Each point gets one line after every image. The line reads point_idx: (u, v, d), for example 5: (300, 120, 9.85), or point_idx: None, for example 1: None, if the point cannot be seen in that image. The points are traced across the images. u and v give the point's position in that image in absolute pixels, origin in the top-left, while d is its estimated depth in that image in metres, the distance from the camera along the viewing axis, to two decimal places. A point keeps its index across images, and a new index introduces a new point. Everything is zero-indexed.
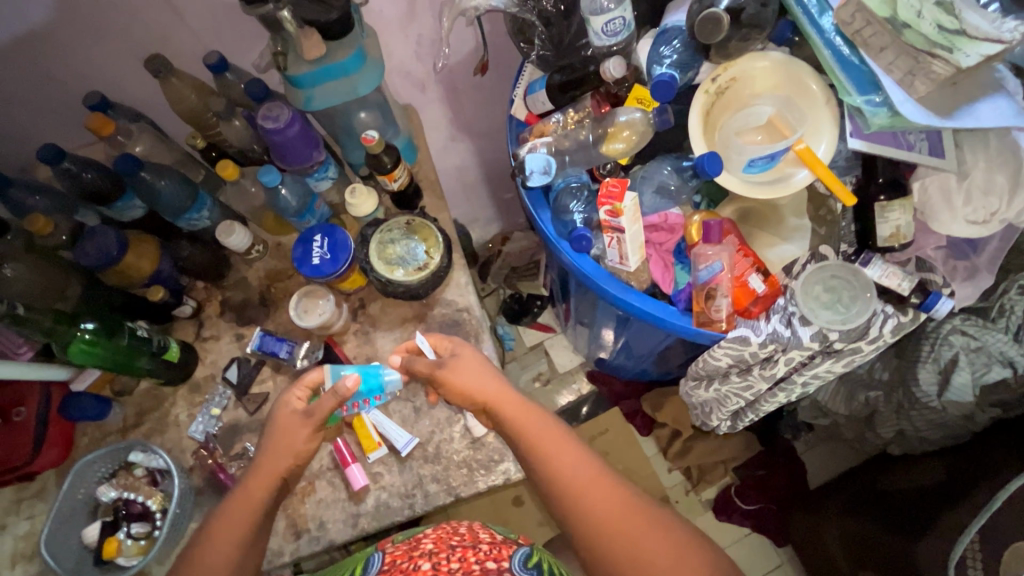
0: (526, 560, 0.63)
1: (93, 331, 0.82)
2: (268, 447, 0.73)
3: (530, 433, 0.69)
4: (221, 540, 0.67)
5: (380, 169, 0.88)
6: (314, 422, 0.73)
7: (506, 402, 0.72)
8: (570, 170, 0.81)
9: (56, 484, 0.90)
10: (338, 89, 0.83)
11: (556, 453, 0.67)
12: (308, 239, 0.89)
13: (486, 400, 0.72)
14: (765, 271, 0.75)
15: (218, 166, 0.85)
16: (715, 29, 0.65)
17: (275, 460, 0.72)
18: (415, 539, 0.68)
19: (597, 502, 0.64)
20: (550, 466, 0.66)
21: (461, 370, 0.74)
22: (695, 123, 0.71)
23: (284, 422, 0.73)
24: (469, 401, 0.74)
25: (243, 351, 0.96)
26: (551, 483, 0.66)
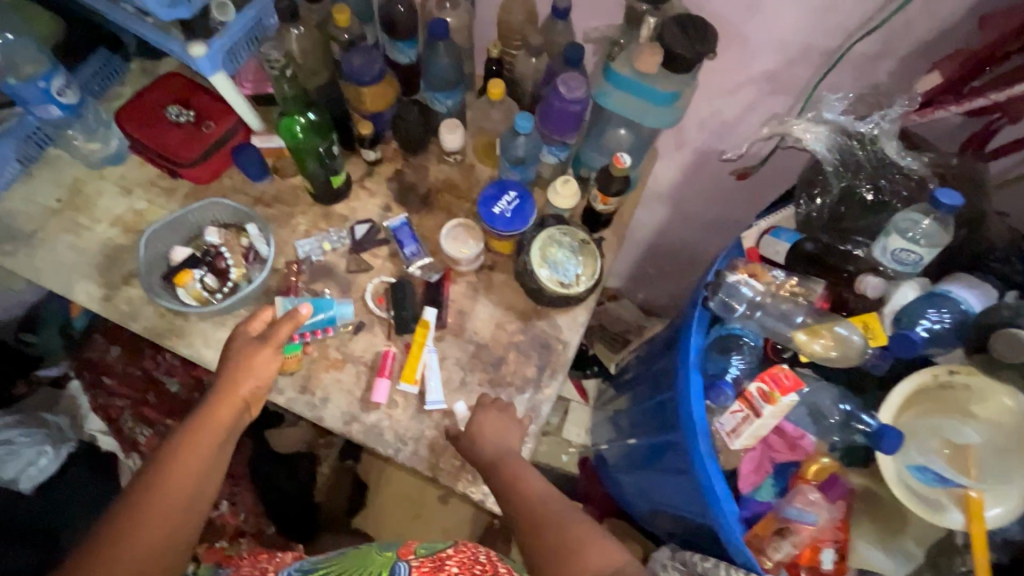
0: None
1: (309, 122, 0.88)
2: (225, 377, 0.74)
3: (521, 483, 0.72)
4: (193, 466, 0.67)
5: (602, 186, 0.89)
6: (273, 343, 0.76)
7: (509, 466, 0.75)
8: (751, 324, 0.77)
9: (183, 195, 0.98)
10: (632, 105, 0.84)
11: (540, 505, 0.70)
12: (504, 188, 0.91)
13: (501, 453, 0.76)
14: (841, 555, 0.70)
15: (490, 82, 0.89)
16: (1016, 351, 0.63)
17: (229, 390, 0.73)
18: (439, 558, 0.74)
19: (561, 521, 0.66)
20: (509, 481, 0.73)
21: (484, 423, 0.80)
22: (900, 390, 0.67)
23: (241, 352, 0.75)
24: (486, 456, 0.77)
25: (380, 219, 1.00)
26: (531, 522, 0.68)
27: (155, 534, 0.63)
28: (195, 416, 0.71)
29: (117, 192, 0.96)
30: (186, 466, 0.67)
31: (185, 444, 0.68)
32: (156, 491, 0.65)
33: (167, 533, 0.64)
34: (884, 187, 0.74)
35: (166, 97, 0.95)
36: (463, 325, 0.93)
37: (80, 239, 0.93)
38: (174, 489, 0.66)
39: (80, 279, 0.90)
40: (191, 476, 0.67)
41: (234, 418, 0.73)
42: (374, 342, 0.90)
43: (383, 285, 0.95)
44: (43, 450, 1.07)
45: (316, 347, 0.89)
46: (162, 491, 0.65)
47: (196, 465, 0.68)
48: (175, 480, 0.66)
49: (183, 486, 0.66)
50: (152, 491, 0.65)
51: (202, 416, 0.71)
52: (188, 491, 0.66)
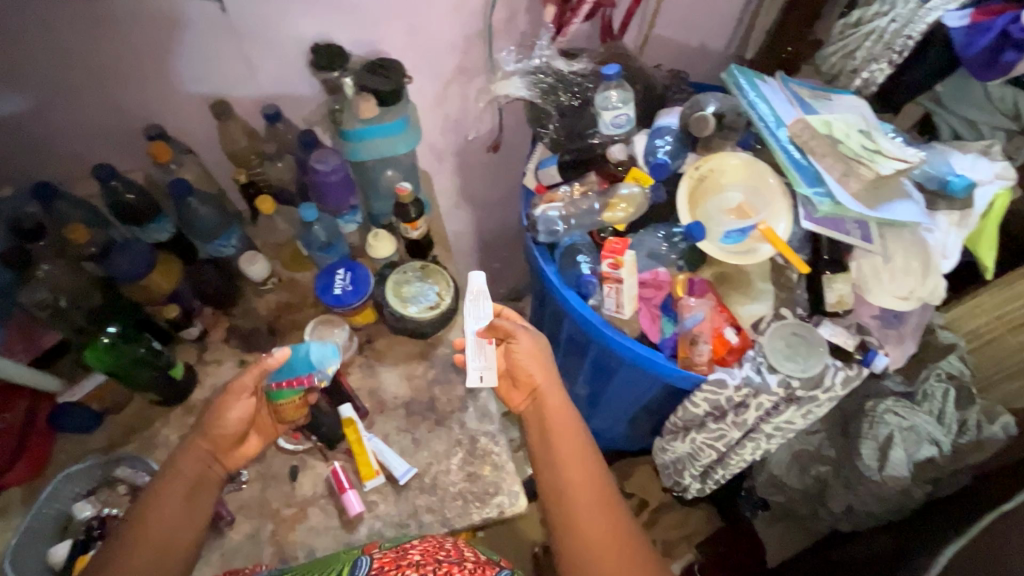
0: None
1: (112, 337, 0.83)
2: (201, 425, 0.76)
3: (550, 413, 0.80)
4: (163, 527, 0.69)
5: (404, 217, 1.00)
6: (247, 389, 0.77)
7: (548, 391, 0.82)
8: (575, 231, 0.94)
9: (21, 502, 0.84)
10: (381, 146, 0.95)
11: (560, 430, 0.78)
12: (331, 271, 0.97)
13: (536, 383, 0.83)
14: (738, 325, 0.88)
15: (257, 201, 0.93)
16: (704, 126, 0.89)
17: (203, 433, 0.76)
18: (403, 547, 0.68)
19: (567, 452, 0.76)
20: (549, 435, 0.78)
21: (519, 349, 0.84)
22: (682, 200, 0.89)
23: (220, 404, 0.76)
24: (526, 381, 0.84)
25: (244, 375, 0.98)
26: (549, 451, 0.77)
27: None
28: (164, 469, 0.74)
29: None
30: (154, 522, 0.69)
31: (157, 495, 0.71)
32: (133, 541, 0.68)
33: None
34: (579, 90, 0.96)
35: None
36: (382, 400, 0.96)
37: None
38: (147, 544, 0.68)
39: None
40: (161, 530, 0.69)
41: (201, 469, 0.75)
42: (318, 473, 0.88)
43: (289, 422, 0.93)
44: None
45: (267, 518, 0.84)
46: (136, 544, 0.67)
47: (166, 518, 0.70)
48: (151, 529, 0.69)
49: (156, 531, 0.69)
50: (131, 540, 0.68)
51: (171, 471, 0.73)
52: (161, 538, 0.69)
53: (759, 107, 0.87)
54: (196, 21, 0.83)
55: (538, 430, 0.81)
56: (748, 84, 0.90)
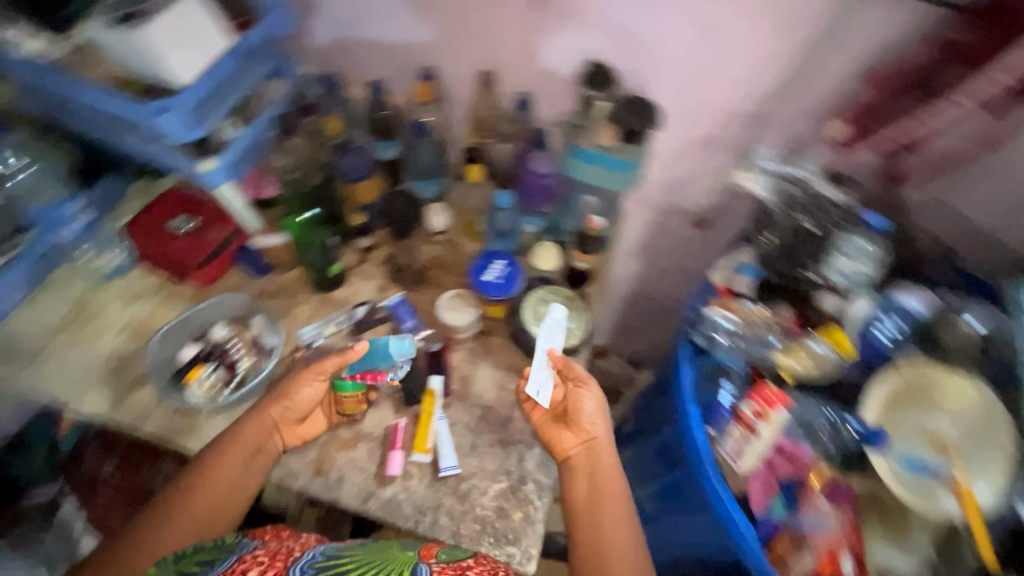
0: None
1: (311, 217, 0.99)
2: (273, 396, 0.86)
3: (601, 470, 0.84)
4: (216, 488, 0.80)
5: (581, 246, 1.01)
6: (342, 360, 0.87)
7: (603, 453, 0.86)
8: (735, 352, 0.84)
9: (187, 298, 1.02)
10: (596, 174, 0.96)
11: (612, 496, 0.82)
12: (491, 258, 0.99)
13: (596, 439, 0.86)
14: (862, 565, 0.72)
15: (469, 167, 1.02)
16: (953, 332, 0.75)
17: (276, 401, 0.86)
18: (461, 563, 0.70)
19: (611, 515, 0.80)
20: (591, 503, 0.82)
21: (587, 399, 0.88)
22: (874, 394, 0.75)
23: (299, 379, 0.87)
24: (582, 433, 0.87)
25: (377, 300, 1.07)
26: (589, 506, 0.81)
27: (190, 519, 0.78)
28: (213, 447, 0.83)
29: (124, 300, 1.00)
30: (212, 482, 0.80)
31: (214, 461, 0.81)
32: (184, 501, 0.78)
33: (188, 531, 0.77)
34: (827, 219, 0.82)
35: (171, 210, 1.02)
36: (467, 391, 0.98)
37: (88, 349, 0.95)
38: (213, 492, 0.80)
39: (89, 390, 0.91)
40: (223, 485, 0.80)
41: (262, 436, 0.84)
42: (383, 417, 0.93)
43: None
44: None
45: (327, 427, 0.91)
46: (194, 497, 0.79)
47: (222, 483, 0.80)
48: (201, 498, 0.79)
49: (208, 495, 0.79)
50: (182, 500, 0.78)
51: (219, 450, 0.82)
52: (220, 496, 0.80)
53: None
54: (509, 1, 0.90)
55: (577, 494, 0.83)
56: None
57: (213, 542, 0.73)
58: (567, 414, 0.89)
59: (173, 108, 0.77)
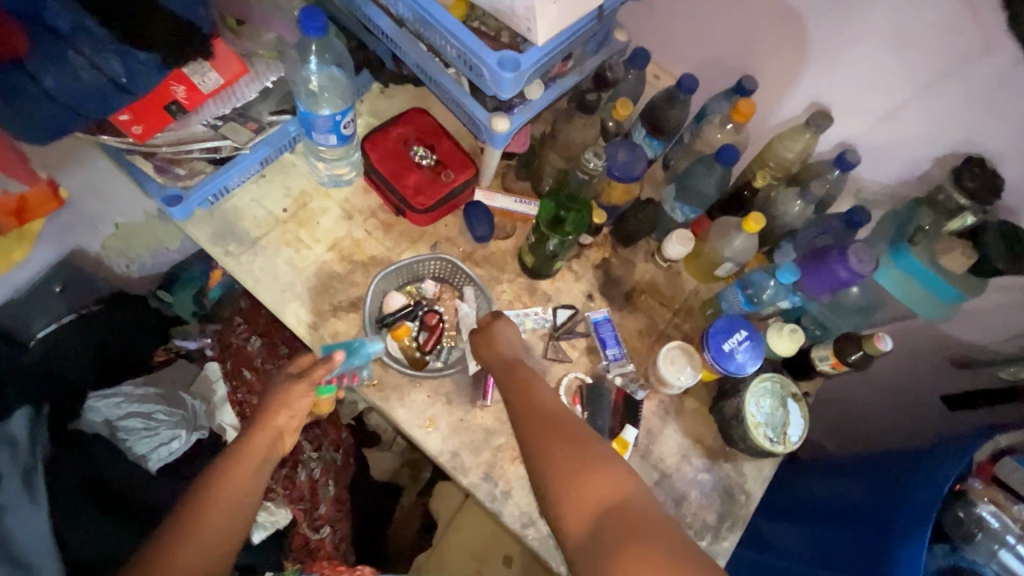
0: None
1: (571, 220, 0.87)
2: (258, 423, 0.79)
3: (525, 377, 0.74)
4: (225, 501, 0.72)
5: (839, 352, 0.85)
6: (303, 381, 0.81)
7: (518, 368, 0.75)
8: (991, 558, 0.73)
9: (400, 233, 0.96)
10: (909, 291, 0.80)
11: (536, 392, 0.71)
12: (736, 325, 0.87)
13: (512, 363, 0.76)
14: None
15: (752, 215, 0.85)
16: None
17: (239, 457, 0.76)
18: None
19: (569, 432, 0.66)
20: (526, 410, 0.69)
21: (503, 326, 0.80)
22: None
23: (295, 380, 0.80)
24: (495, 355, 0.78)
25: (581, 308, 0.98)
26: (526, 414, 0.69)
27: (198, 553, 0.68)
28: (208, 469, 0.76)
29: (340, 214, 0.94)
30: (219, 502, 0.72)
31: (223, 486, 0.72)
32: (200, 512, 0.70)
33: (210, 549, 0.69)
34: None
35: (410, 135, 0.95)
36: (649, 447, 0.90)
37: (299, 256, 0.90)
38: (218, 512, 0.71)
39: (293, 300, 0.88)
40: (227, 506, 0.72)
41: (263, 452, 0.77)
42: None
43: (577, 381, 0.92)
44: (173, 435, 1.07)
45: (506, 434, 0.86)
46: (205, 515, 0.70)
47: (228, 501, 0.72)
48: (218, 505, 0.71)
49: (221, 515, 0.71)
50: (198, 511, 0.70)
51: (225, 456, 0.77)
52: (228, 520, 0.71)
53: None
54: (922, 53, 0.71)
55: (519, 415, 0.69)
56: None
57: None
58: (481, 354, 0.79)
59: (525, 63, 0.67)
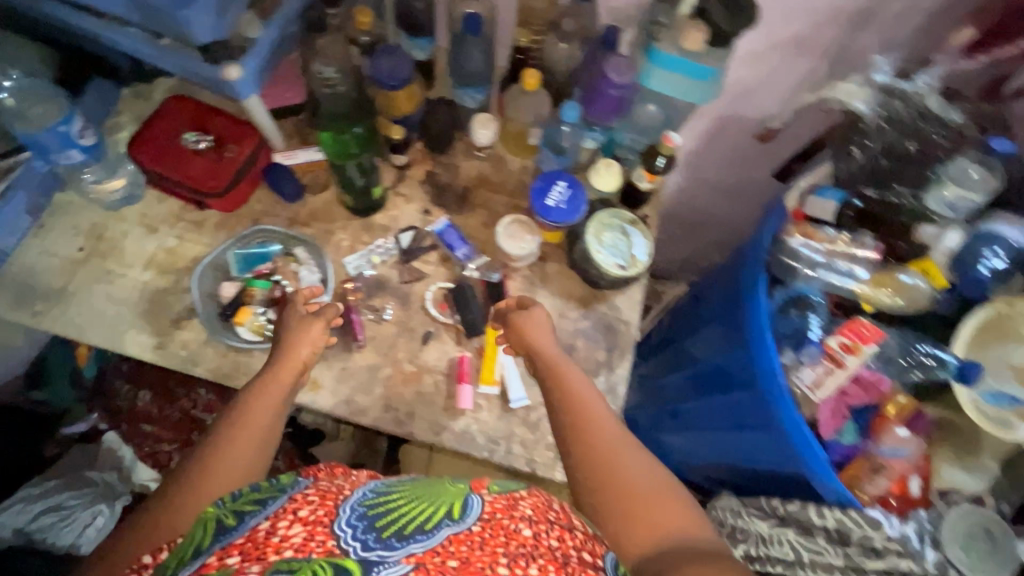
0: (615, 566, 0.57)
1: (355, 135, 0.91)
2: (281, 346, 0.77)
3: (565, 372, 0.78)
4: (257, 417, 0.69)
5: (649, 165, 0.92)
6: (323, 317, 0.79)
7: (555, 360, 0.79)
8: (815, 280, 0.82)
9: (214, 225, 0.93)
10: (677, 84, 0.85)
11: (582, 389, 0.76)
12: (552, 179, 0.91)
13: (547, 353, 0.80)
14: (926, 481, 0.76)
15: (525, 73, 0.89)
16: None
17: (266, 383, 0.72)
18: (516, 496, 0.58)
19: (614, 436, 0.71)
20: (591, 446, 0.71)
21: (537, 314, 0.84)
22: (969, 325, 0.72)
23: (298, 321, 0.79)
24: (528, 349, 0.82)
25: (423, 225, 0.99)
26: (575, 414, 0.73)
27: (237, 458, 0.65)
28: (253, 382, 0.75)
29: (142, 231, 0.90)
30: (256, 415, 0.69)
31: (251, 406, 0.70)
32: (236, 428, 0.67)
33: (257, 451, 0.67)
34: (930, 140, 0.76)
35: (177, 125, 0.90)
36: None
37: (115, 288, 0.86)
38: (258, 424, 0.68)
39: (126, 330, 0.84)
40: (261, 417, 0.69)
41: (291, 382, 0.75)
42: (447, 349, 0.90)
43: (442, 291, 0.94)
44: (96, 512, 1.03)
45: (391, 363, 0.88)
46: (243, 431, 0.67)
47: (261, 419, 0.69)
48: (256, 417, 0.69)
49: (262, 424, 0.69)
50: (237, 426, 0.68)
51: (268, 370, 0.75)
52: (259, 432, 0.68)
53: None
54: None
55: (589, 456, 0.70)
56: None
57: (268, 481, 0.61)
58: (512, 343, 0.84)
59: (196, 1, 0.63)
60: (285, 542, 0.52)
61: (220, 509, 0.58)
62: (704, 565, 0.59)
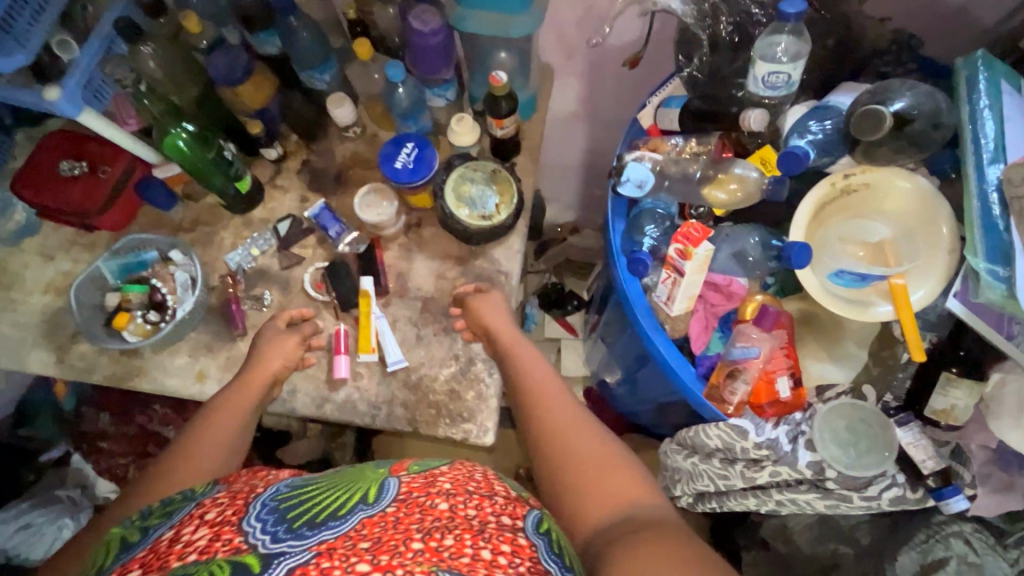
0: (539, 523, 0.56)
1: (190, 135, 0.88)
2: (257, 356, 0.85)
3: (522, 357, 0.84)
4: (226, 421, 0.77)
5: (494, 112, 0.89)
6: (300, 333, 0.88)
7: (516, 346, 0.85)
8: (662, 196, 0.80)
9: (106, 244, 0.99)
10: (493, 21, 0.83)
11: (538, 372, 0.81)
12: (401, 142, 0.91)
13: (505, 337, 0.86)
14: (797, 381, 0.73)
15: (356, 43, 0.89)
16: (872, 125, 0.68)
17: (240, 391, 0.81)
18: (434, 473, 0.58)
19: (564, 413, 0.75)
20: (546, 425, 0.74)
21: (489, 301, 0.89)
22: (807, 207, 0.72)
23: (274, 337, 0.87)
24: (487, 337, 0.87)
25: (300, 212, 1.01)
26: (529, 393, 0.79)
27: (208, 448, 0.73)
28: (203, 413, 0.78)
29: (40, 260, 0.97)
30: (229, 416, 0.77)
31: (222, 411, 0.78)
32: (210, 423, 0.76)
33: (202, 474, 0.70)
34: (745, 21, 0.75)
35: (54, 156, 0.95)
36: (405, 285, 0.95)
37: (20, 314, 0.94)
38: (226, 425, 0.76)
39: (30, 350, 0.91)
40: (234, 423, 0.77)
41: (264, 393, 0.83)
42: (327, 325, 0.93)
43: (320, 271, 0.96)
44: (62, 525, 1.12)
45: None
46: (213, 428, 0.75)
47: (233, 421, 0.77)
48: (229, 418, 0.77)
49: (233, 421, 0.77)
50: (209, 421, 0.76)
51: (224, 397, 0.80)
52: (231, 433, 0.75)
53: (983, 124, 0.72)
54: None
55: (542, 431, 0.74)
56: (986, 90, 0.73)
57: (181, 494, 0.61)
58: (473, 331, 0.89)
59: None
60: (188, 545, 0.51)
61: (126, 527, 0.58)
62: (655, 535, 0.57)
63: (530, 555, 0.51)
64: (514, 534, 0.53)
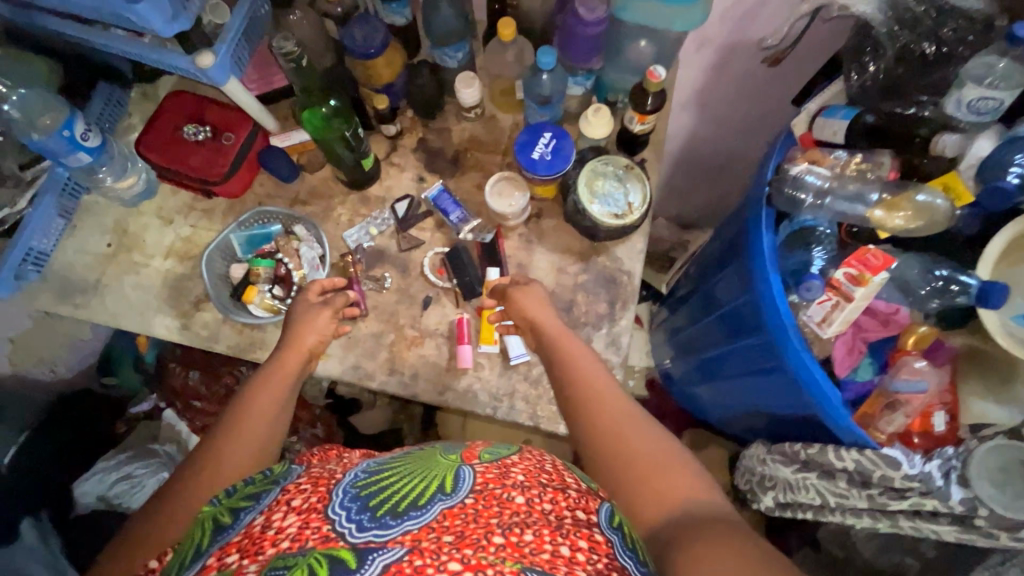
0: (611, 517, 0.53)
1: (330, 109, 0.86)
2: (286, 341, 0.80)
3: (560, 342, 0.77)
4: (263, 404, 0.71)
5: (638, 105, 0.86)
6: (330, 305, 0.84)
7: (552, 331, 0.78)
8: (824, 213, 0.78)
9: (223, 212, 0.98)
10: (658, 13, 0.81)
11: (576, 356, 0.74)
12: (538, 131, 0.88)
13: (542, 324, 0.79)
14: (952, 417, 0.78)
15: (500, 23, 0.85)
16: None
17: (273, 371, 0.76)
18: (507, 462, 0.54)
19: (608, 401, 0.68)
20: (585, 414, 0.68)
21: (531, 290, 0.83)
22: (999, 242, 0.70)
23: (302, 311, 0.83)
24: (528, 324, 0.81)
25: (417, 193, 0.99)
26: (566, 381, 0.72)
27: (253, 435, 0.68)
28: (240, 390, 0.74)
29: (160, 224, 0.97)
30: (265, 399, 0.72)
31: (256, 393, 0.72)
32: (242, 412, 0.70)
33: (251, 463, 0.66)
34: (949, 39, 0.70)
35: (178, 118, 0.93)
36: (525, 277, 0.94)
37: (142, 277, 0.94)
38: (261, 410, 0.71)
39: (154, 315, 0.92)
40: (270, 406, 0.72)
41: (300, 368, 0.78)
42: (447, 312, 0.92)
43: (439, 257, 0.95)
44: (160, 478, 1.16)
45: (393, 329, 0.91)
46: (249, 415, 0.70)
47: (271, 406, 0.71)
48: (264, 399, 0.72)
49: (271, 403, 0.72)
50: (241, 410, 0.71)
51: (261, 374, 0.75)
52: (270, 416, 0.70)
53: None
54: None
55: (584, 422, 0.68)
56: None
57: (263, 473, 0.58)
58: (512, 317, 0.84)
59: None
60: (279, 533, 0.46)
61: (217, 505, 0.55)
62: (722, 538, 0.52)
63: (607, 551, 0.48)
64: (590, 529, 0.50)
